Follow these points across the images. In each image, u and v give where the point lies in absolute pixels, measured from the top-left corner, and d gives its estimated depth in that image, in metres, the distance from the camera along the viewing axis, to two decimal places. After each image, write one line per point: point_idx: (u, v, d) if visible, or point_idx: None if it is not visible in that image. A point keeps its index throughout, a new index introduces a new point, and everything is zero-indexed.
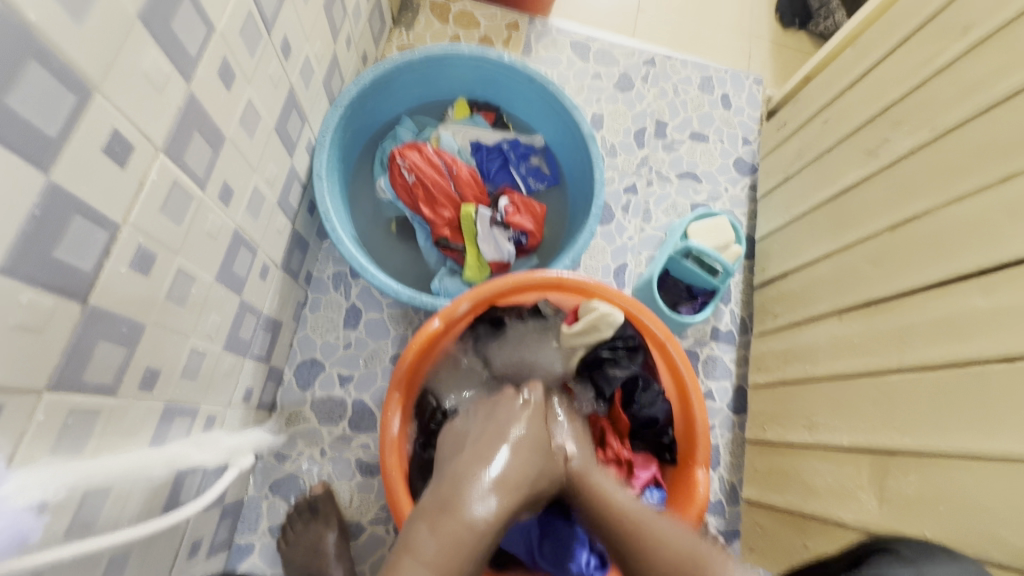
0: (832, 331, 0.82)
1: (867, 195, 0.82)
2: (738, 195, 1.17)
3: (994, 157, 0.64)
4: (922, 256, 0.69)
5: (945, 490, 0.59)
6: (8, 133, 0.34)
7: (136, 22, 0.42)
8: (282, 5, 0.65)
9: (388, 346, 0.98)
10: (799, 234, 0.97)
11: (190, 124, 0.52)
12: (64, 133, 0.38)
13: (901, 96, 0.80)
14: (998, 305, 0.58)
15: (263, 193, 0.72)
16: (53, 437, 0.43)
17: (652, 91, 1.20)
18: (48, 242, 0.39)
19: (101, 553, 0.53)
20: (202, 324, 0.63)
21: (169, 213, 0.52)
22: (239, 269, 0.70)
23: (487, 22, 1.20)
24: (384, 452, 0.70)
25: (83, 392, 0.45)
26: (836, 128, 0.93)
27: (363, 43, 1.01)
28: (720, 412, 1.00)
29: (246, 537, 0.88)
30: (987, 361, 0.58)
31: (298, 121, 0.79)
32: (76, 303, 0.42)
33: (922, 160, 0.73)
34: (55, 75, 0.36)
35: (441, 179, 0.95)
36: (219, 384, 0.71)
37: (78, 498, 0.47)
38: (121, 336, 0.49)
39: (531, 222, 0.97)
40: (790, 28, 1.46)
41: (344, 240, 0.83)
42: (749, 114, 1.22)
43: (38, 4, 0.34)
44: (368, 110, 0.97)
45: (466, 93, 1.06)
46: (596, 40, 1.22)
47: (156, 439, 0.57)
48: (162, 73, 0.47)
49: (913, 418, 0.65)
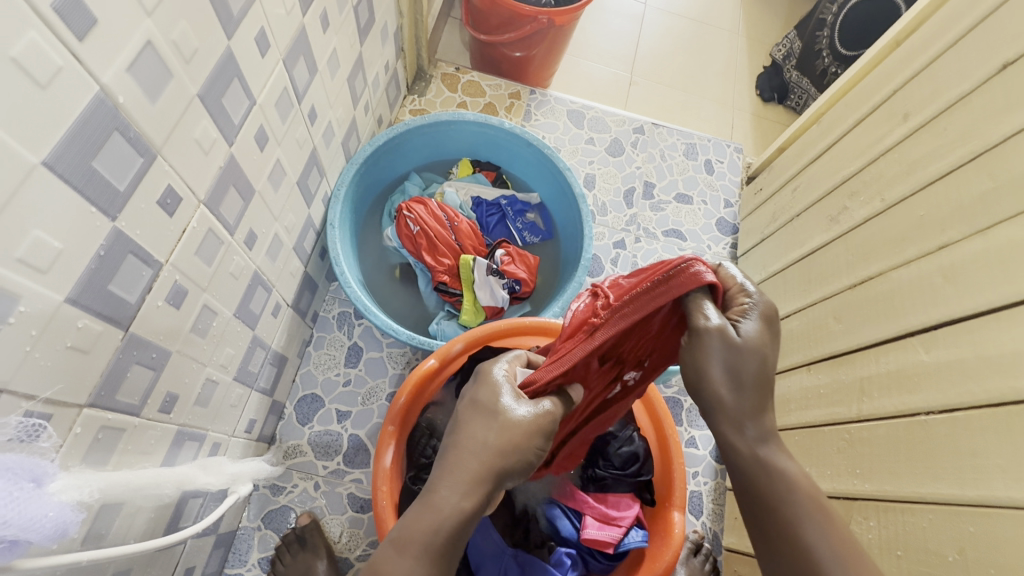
0: (803, 382, 0.89)
1: (834, 258, 0.90)
2: (721, 252, 1.25)
3: (932, 230, 0.73)
4: (879, 313, 0.77)
5: (902, 533, 0.65)
6: (89, 189, 0.41)
7: (195, 99, 0.51)
8: (313, 80, 0.76)
9: (386, 383, 1.03)
10: (775, 290, 1.05)
11: (227, 180, 0.60)
12: (129, 188, 0.45)
13: (858, 169, 0.91)
14: (940, 361, 0.66)
15: (281, 239, 0.80)
16: (84, 449, 0.48)
17: (641, 156, 1.31)
18: (106, 276, 0.45)
19: (107, 566, 0.57)
20: (218, 355, 0.69)
21: (202, 256, 0.59)
22: (255, 306, 0.76)
23: (492, 91, 1.33)
24: (376, 480, 0.75)
25: (114, 410, 0.51)
26: (804, 196, 1.05)
27: (380, 108, 1.13)
28: (703, 460, 1.04)
29: (237, 570, 0.90)
30: (932, 412, 0.65)
31: (317, 176, 0.89)
32: (119, 330, 0.49)
33: (878, 226, 0.83)
34: (130, 143, 0.44)
35: (443, 231, 1.05)
36: (226, 414, 0.76)
37: (96, 510, 0.52)
38: (150, 361, 0.55)
39: (524, 272, 1.05)
40: (769, 102, 1.60)
41: (351, 283, 0.90)
42: (730, 179, 1.32)
43: (127, 90, 0.42)
44: (381, 167, 1.07)
45: (470, 153, 1.17)
46: (591, 108, 1.34)
47: (166, 460, 0.63)
48: (210, 139, 0.55)
49: (871, 466, 0.71)
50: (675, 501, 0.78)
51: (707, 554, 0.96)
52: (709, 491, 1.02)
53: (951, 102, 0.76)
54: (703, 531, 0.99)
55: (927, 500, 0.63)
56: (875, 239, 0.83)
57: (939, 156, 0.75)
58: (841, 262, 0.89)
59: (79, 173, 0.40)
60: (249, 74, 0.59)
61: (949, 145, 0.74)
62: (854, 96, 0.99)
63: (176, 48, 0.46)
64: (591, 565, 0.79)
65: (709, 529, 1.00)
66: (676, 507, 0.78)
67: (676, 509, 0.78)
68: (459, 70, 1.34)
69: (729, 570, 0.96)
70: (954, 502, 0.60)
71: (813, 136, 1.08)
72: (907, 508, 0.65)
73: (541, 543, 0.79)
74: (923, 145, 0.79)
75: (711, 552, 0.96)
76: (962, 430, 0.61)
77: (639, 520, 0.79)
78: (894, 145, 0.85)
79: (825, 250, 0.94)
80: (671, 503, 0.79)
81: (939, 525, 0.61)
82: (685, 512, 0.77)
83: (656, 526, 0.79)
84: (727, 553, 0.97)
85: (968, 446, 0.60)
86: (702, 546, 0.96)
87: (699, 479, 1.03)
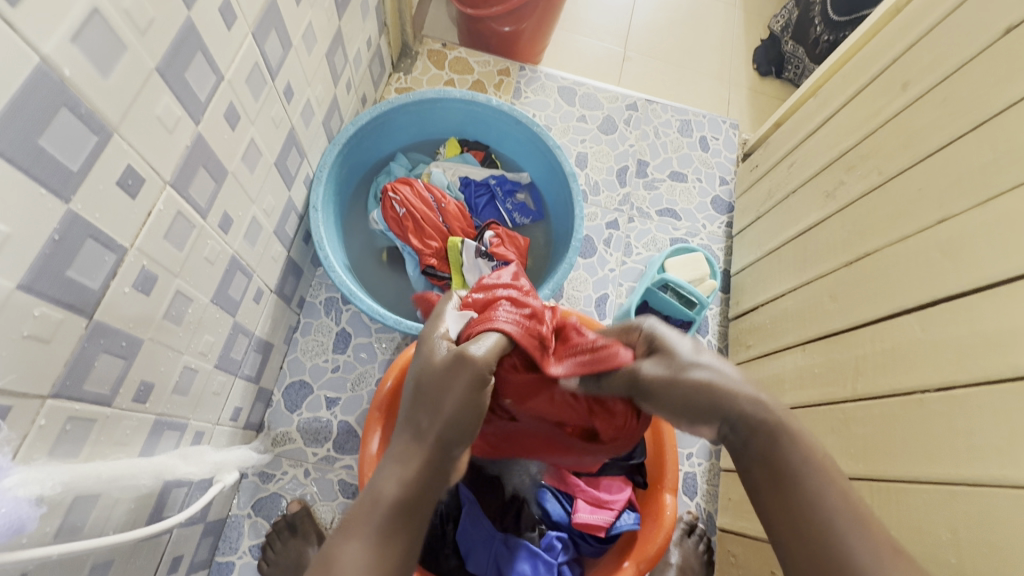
0: (798, 362, 0.88)
1: (830, 234, 0.88)
2: (715, 231, 1.22)
3: (931, 204, 0.71)
4: (877, 291, 0.75)
5: (896, 513, 0.64)
6: (37, 169, 0.39)
7: (154, 72, 0.48)
8: (287, 55, 0.73)
9: (375, 369, 1.02)
10: (769, 269, 1.03)
11: (196, 160, 0.58)
12: (83, 167, 0.43)
13: (855, 142, 0.89)
14: (937, 339, 0.64)
15: (260, 222, 0.78)
16: (51, 441, 0.47)
17: (634, 133, 1.28)
18: (62, 262, 0.43)
19: (86, 558, 0.56)
20: (196, 343, 0.67)
21: (172, 240, 0.57)
22: (234, 292, 0.74)
23: (480, 68, 1.29)
24: (362, 467, 0.75)
25: (82, 400, 0.50)
26: (800, 173, 1.02)
27: (363, 86, 1.09)
28: (698, 441, 1.03)
29: (227, 557, 0.90)
30: (928, 390, 0.64)
31: (297, 157, 0.86)
32: (82, 318, 0.47)
33: (874, 202, 0.80)
34: (81, 120, 0.42)
35: (430, 213, 1.02)
36: (208, 402, 0.75)
37: (69, 502, 0.50)
38: (120, 350, 0.53)
39: (514, 253, 1.03)
40: (767, 76, 1.56)
41: (336, 267, 0.88)
42: (725, 156, 1.29)
43: (74, 62, 0.40)
44: (365, 147, 1.04)
45: (457, 133, 1.13)
46: (583, 85, 1.31)
47: (145, 450, 0.61)
48: (174, 116, 0.52)
49: (865, 444, 0.70)
50: (667, 484, 0.78)
51: (700, 534, 0.96)
52: (703, 472, 1.02)
53: (952, 70, 0.73)
54: (696, 512, 0.99)
55: (922, 479, 0.62)
56: (872, 214, 0.80)
57: (940, 126, 0.73)
58: (837, 239, 0.86)
59: (23, 150, 0.38)
60: (214, 47, 0.56)
61: (951, 114, 0.71)
62: (852, 66, 0.96)
63: (129, 17, 0.43)
64: (582, 548, 0.79)
65: (703, 510, 1.00)
66: (668, 489, 0.77)
67: (668, 492, 0.77)
68: (446, 46, 1.30)
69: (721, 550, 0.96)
70: (949, 482, 0.58)
71: (809, 109, 1.06)
72: (900, 488, 0.64)
73: (531, 526, 0.79)
74: (921, 117, 0.76)
75: (705, 533, 0.96)
76: (959, 408, 0.59)
77: (630, 503, 0.79)
78: (892, 116, 0.82)
79: (821, 226, 0.91)
80: (662, 486, 0.78)
81: (932, 505, 0.60)
82: (676, 495, 0.77)
83: (646, 509, 0.79)
84: (720, 534, 0.97)
85: (963, 424, 0.58)
86: (696, 526, 0.96)
87: (694, 461, 1.02)
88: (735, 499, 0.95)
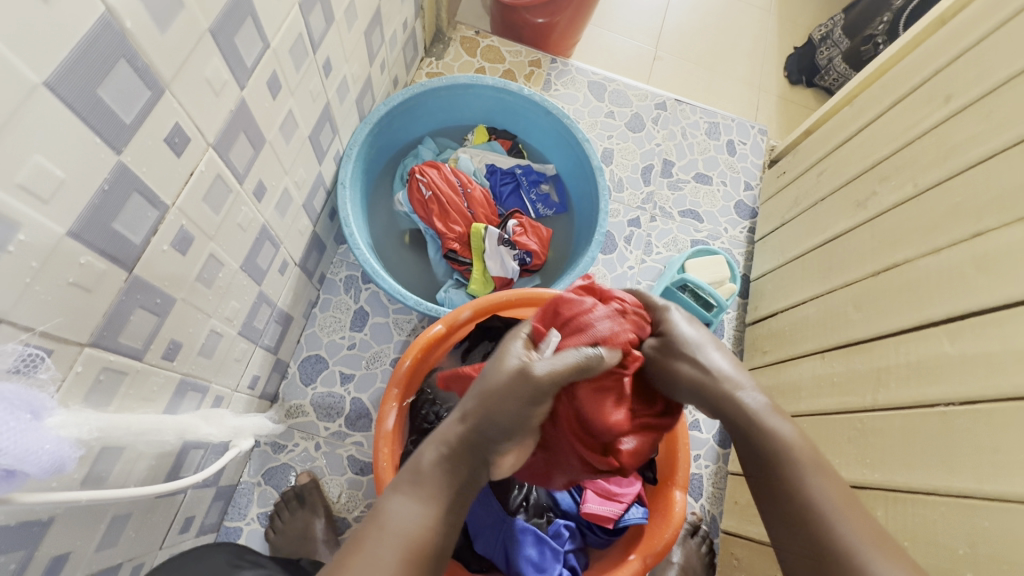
0: (815, 369, 0.88)
1: (857, 244, 0.88)
2: (737, 235, 1.22)
3: (967, 218, 0.70)
4: (904, 302, 0.75)
5: (911, 525, 0.64)
6: (94, 118, 0.40)
7: (207, 34, 0.48)
8: (329, 30, 0.73)
9: (391, 349, 1.03)
10: (791, 276, 1.03)
11: (238, 126, 0.58)
12: (135, 121, 0.44)
13: (890, 153, 0.88)
14: (964, 353, 0.64)
15: (291, 195, 0.79)
16: (86, 388, 0.48)
17: (661, 133, 1.27)
18: (109, 213, 0.44)
19: (107, 509, 0.57)
20: (223, 308, 0.68)
21: (210, 202, 0.58)
22: (262, 261, 0.75)
23: (512, 58, 1.29)
24: (377, 442, 0.75)
25: (116, 352, 0.50)
26: (829, 181, 1.01)
27: (396, 68, 1.10)
28: (706, 443, 1.03)
29: (235, 523, 0.91)
30: (951, 404, 0.63)
31: (330, 133, 0.86)
32: (123, 271, 0.48)
33: (905, 214, 0.80)
34: (138, 74, 0.42)
35: (456, 197, 1.03)
36: (230, 367, 0.76)
37: (97, 451, 0.52)
38: (155, 306, 0.54)
39: (536, 243, 1.03)
40: (797, 84, 1.55)
41: (360, 245, 0.88)
42: (752, 161, 1.28)
43: (136, 15, 0.40)
44: (395, 128, 1.05)
45: (486, 120, 1.14)
46: (613, 81, 1.30)
47: (169, 408, 0.62)
48: (221, 79, 0.53)
49: (882, 455, 0.70)
50: (677, 481, 0.78)
51: (704, 536, 0.96)
52: (710, 474, 1.01)
53: (997, 84, 0.72)
54: (701, 514, 0.99)
55: (941, 492, 0.61)
56: (902, 226, 0.80)
57: (981, 139, 0.72)
58: (864, 250, 0.86)
59: (83, 99, 0.38)
60: (264, 15, 0.56)
61: (992, 128, 0.70)
62: (889, 76, 0.95)
63: None
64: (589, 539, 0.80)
65: (706, 512, 1.00)
66: (678, 486, 0.77)
67: (677, 488, 0.77)
68: (479, 33, 1.30)
69: (724, 552, 0.96)
70: (969, 496, 0.58)
71: (843, 118, 1.05)
72: (915, 499, 0.64)
73: (539, 513, 0.80)
74: (961, 130, 0.75)
75: (709, 534, 0.96)
76: (981, 423, 0.59)
77: (639, 497, 0.79)
78: (929, 129, 0.81)
79: (847, 236, 0.91)
80: (672, 482, 0.78)
81: (950, 517, 0.60)
82: (686, 492, 0.77)
83: (655, 505, 0.79)
84: (723, 536, 0.97)
85: (987, 440, 0.58)
86: (699, 527, 0.97)
87: (701, 462, 1.02)
88: (741, 502, 0.95)
